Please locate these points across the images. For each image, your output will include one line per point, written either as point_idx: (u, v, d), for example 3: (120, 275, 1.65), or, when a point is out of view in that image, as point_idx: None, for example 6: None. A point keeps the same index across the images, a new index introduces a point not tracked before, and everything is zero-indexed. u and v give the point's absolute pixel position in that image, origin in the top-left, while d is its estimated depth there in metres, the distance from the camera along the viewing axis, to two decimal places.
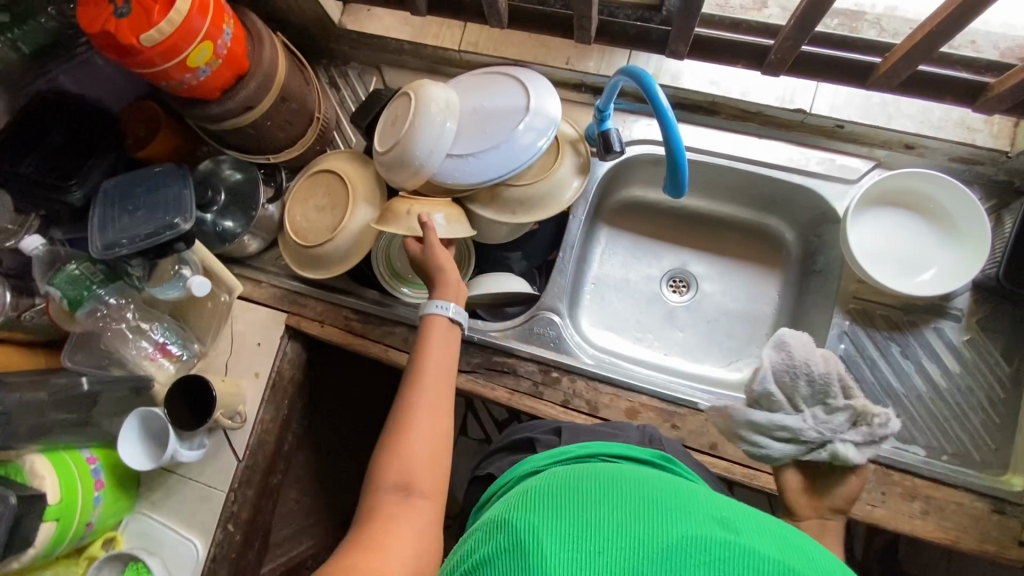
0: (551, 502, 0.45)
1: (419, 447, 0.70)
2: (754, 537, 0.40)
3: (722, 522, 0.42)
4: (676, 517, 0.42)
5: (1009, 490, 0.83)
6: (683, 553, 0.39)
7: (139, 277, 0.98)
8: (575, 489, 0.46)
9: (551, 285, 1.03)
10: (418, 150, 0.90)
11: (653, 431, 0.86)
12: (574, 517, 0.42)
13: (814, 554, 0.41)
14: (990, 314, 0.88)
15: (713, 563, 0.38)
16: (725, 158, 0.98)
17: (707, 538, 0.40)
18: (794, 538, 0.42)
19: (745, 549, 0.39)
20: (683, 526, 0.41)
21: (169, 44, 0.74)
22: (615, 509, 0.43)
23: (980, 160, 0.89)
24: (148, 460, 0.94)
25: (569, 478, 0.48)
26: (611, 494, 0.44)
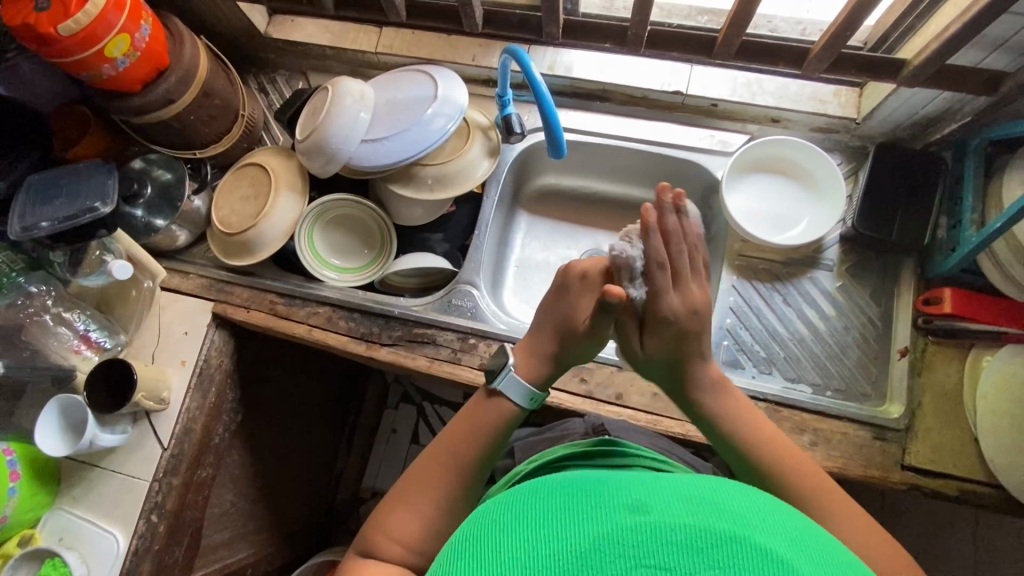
0: (468, 553, 0.40)
1: (450, 498, 0.63)
2: (665, 509, 0.39)
3: (632, 503, 0.40)
4: (586, 518, 0.40)
5: (887, 417, 0.90)
6: (600, 554, 0.37)
7: (62, 266, 1.01)
8: (489, 526, 0.42)
9: (468, 261, 1.09)
10: (333, 136, 0.96)
11: (595, 418, 0.93)
12: (492, 559, 0.39)
13: (723, 505, 0.40)
14: (856, 262, 0.99)
15: (629, 553, 0.37)
16: (619, 139, 1.08)
17: (623, 530, 0.38)
18: (705, 495, 0.41)
19: (658, 529, 0.37)
20: (597, 525, 0.39)
21: (85, 33, 0.81)
22: (530, 533, 0.40)
23: (837, 129, 1.02)
24: (64, 446, 0.94)
25: (484, 515, 0.45)
26: (527, 518, 0.41)
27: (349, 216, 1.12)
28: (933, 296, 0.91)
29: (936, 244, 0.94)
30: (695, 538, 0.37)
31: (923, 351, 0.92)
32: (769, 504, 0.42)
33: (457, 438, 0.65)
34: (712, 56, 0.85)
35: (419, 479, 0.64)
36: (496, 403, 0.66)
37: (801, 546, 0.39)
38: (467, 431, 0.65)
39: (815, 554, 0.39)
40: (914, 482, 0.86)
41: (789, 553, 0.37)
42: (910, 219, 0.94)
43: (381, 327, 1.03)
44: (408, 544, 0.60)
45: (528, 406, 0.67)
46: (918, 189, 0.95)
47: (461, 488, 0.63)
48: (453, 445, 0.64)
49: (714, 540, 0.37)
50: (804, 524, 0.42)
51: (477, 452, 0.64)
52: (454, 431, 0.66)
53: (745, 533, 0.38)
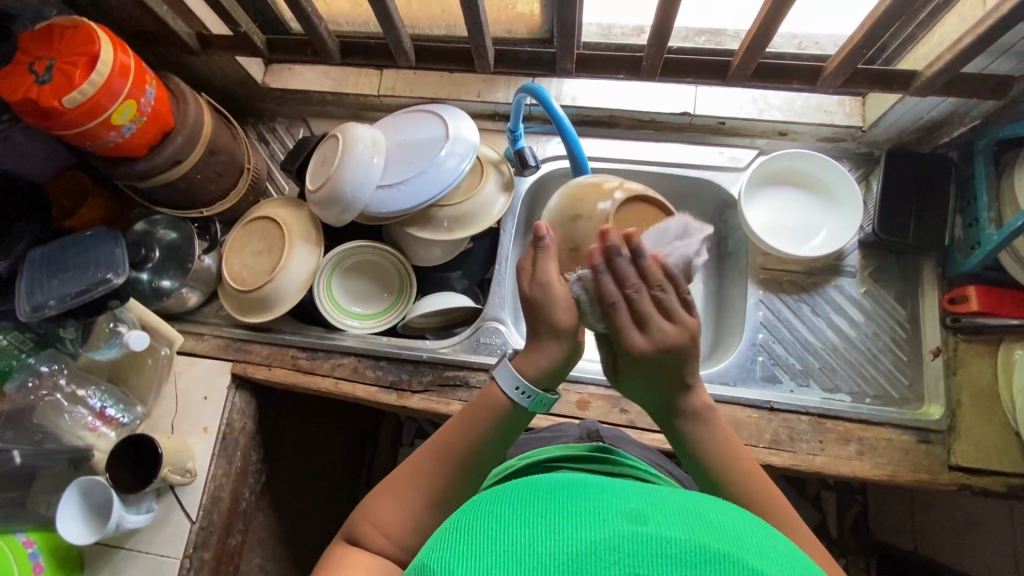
0: (452, 541, 0.37)
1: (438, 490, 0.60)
2: (666, 521, 0.36)
3: (631, 511, 0.37)
4: (581, 518, 0.36)
5: (929, 419, 0.90)
6: (591, 561, 0.34)
7: (72, 341, 0.98)
8: (477, 517, 0.39)
9: (492, 296, 1.08)
10: (348, 185, 0.95)
11: (593, 423, 0.89)
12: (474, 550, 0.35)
13: (726, 526, 0.37)
14: (877, 266, 1.00)
15: (623, 562, 0.33)
16: (631, 163, 1.08)
17: (616, 535, 0.35)
18: (710, 514, 0.38)
19: (656, 540, 0.34)
20: (593, 527, 0.35)
21: (91, 104, 0.79)
22: (519, 526, 0.37)
23: (843, 137, 1.04)
24: (88, 533, 0.88)
25: (471, 505, 0.41)
26: (515, 513, 0.38)
27: (365, 261, 1.10)
28: (958, 295, 0.92)
29: (955, 243, 0.95)
30: (693, 556, 0.33)
31: (955, 350, 0.93)
32: (778, 537, 0.39)
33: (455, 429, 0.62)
34: (727, 79, 0.85)
35: (413, 469, 0.62)
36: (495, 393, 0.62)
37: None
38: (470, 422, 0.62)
39: None
40: (963, 482, 0.87)
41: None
42: (927, 221, 0.96)
43: (410, 373, 1.01)
44: (391, 535, 0.58)
45: (528, 406, 0.62)
46: (931, 191, 0.96)
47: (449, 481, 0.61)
48: (455, 435, 0.62)
49: (717, 559, 0.33)
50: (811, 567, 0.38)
51: (478, 448, 0.62)
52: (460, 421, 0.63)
53: (752, 561, 0.34)
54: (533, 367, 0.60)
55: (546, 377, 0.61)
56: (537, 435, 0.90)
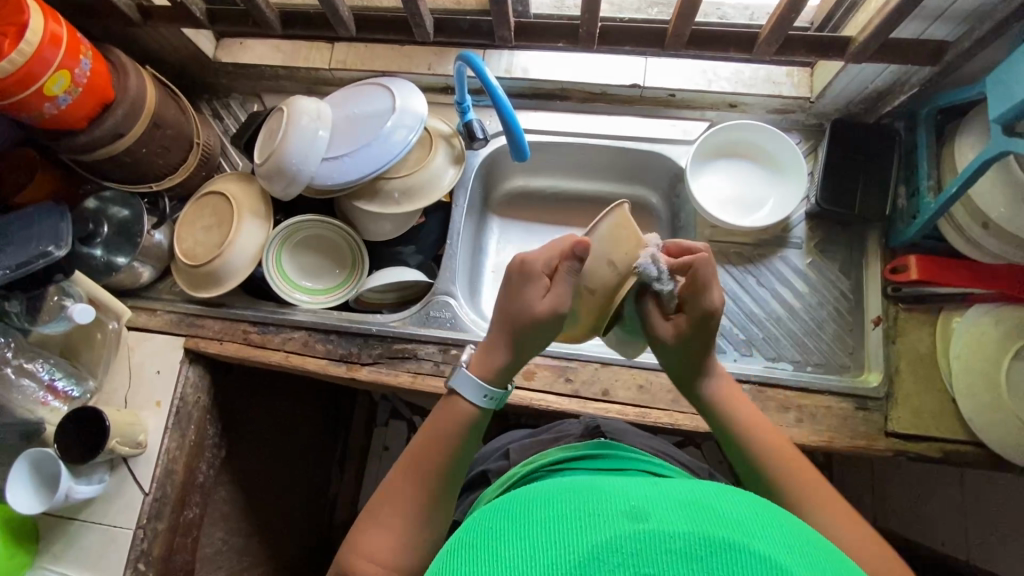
0: (465, 556, 0.40)
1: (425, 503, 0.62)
2: (665, 517, 0.39)
3: (631, 509, 0.40)
4: (587, 525, 0.40)
5: (867, 387, 0.91)
6: (596, 563, 0.37)
7: (18, 315, 0.97)
8: (487, 532, 0.42)
9: (443, 270, 1.08)
10: (292, 157, 0.95)
11: (593, 420, 0.89)
12: (487, 563, 0.39)
13: (719, 510, 0.41)
14: (823, 238, 1.01)
15: (627, 561, 0.37)
16: (581, 137, 1.09)
17: (620, 537, 0.38)
18: (701, 501, 0.42)
19: (658, 537, 0.38)
20: (597, 532, 0.39)
21: (22, 74, 0.78)
22: (525, 537, 0.40)
23: (792, 109, 1.04)
24: (37, 503, 0.89)
25: (482, 521, 0.45)
26: (521, 526, 0.41)
27: (316, 236, 1.10)
28: (900, 264, 0.93)
29: (898, 213, 0.96)
30: (691, 546, 0.37)
31: (895, 320, 0.93)
32: (762, 506, 0.43)
33: (427, 445, 0.64)
34: (664, 47, 0.85)
35: (392, 492, 0.63)
36: (461, 403, 0.65)
37: (805, 555, 0.39)
38: (433, 438, 0.64)
39: (812, 559, 0.39)
40: (899, 448, 0.88)
41: (789, 562, 0.37)
42: (871, 191, 0.96)
43: (359, 346, 1.01)
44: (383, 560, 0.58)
45: (493, 408, 0.66)
46: (877, 161, 0.97)
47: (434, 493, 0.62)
48: (422, 453, 0.64)
49: (714, 548, 0.37)
50: (805, 531, 0.42)
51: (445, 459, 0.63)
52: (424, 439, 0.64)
53: (747, 541, 0.38)
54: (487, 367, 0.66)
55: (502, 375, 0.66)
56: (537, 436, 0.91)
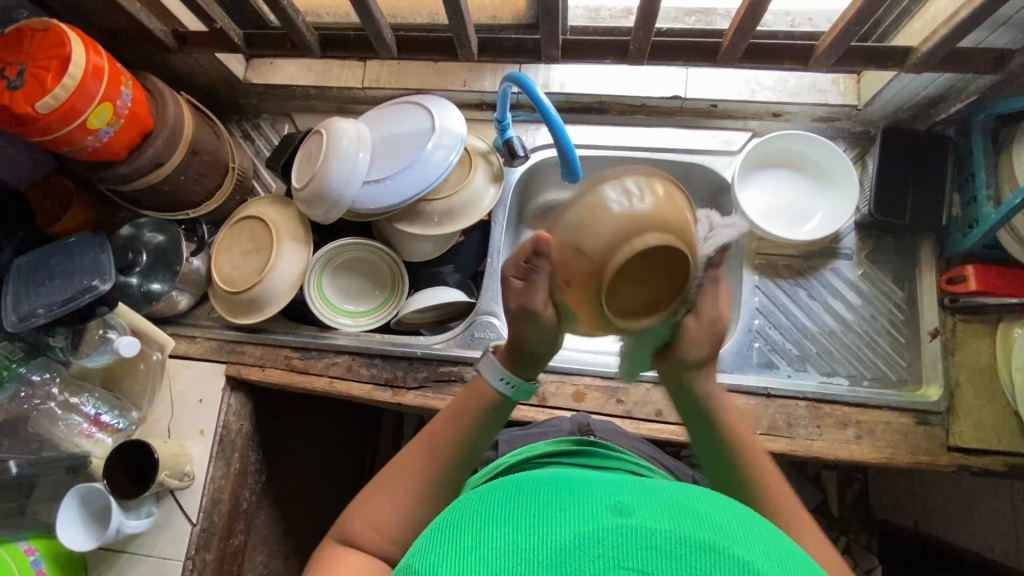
0: (446, 537, 0.40)
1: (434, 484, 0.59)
2: (649, 513, 0.38)
3: (615, 504, 0.39)
4: (569, 513, 0.39)
5: (927, 402, 0.89)
6: (579, 553, 0.36)
7: (62, 349, 0.96)
8: (470, 517, 0.41)
9: (485, 290, 1.06)
10: (334, 182, 0.93)
11: (584, 418, 0.88)
12: (466, 547, 0.38)
13: (703, 512, 0.40)
14: (874, 248, 0.99)
15: (609, 554, 0.36)
16: (622, 150, 1.07)
17: (603, 528, 0.37)
18: (684, 500, 0.41)
19: (640, 530, 0.37)
20: (579, 523, 0.38)
21: (64, 109, 0.77)
22: (506, 523, 0.39)
23: (838, 117, 1.02)
24: (90, 539, 0.88)
25: (468, 505, 0.44)
26: (505, 511, 0.40)
27: (355, 258, 1.08)
28: (957, 275, 0.91)
29: (953, 222, 0.94)
30: (673, 545, 0.36)
31: (953, 331, 0.92)
32: (747, 517, 0.41)
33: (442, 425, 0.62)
34: (717, 62, 0.83)
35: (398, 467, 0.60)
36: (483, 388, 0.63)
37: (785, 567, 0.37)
38: (456, 415, 0.62)
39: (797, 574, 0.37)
40: (962, 463, 0.87)
41: (769, 569, 0.36)
42: (924, 200, 0.94)
43: (405, 369, 1.00)
44: (385, 530, 0.56)
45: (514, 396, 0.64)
46: (929, 169, 0.95)
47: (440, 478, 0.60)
48: (443, 432, 0.61)
49: (693, 548, 0.36)
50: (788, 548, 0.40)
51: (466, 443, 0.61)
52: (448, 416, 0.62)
53: (730, 546, 0.37)
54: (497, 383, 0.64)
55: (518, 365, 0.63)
56: (527, 430, 0.90)
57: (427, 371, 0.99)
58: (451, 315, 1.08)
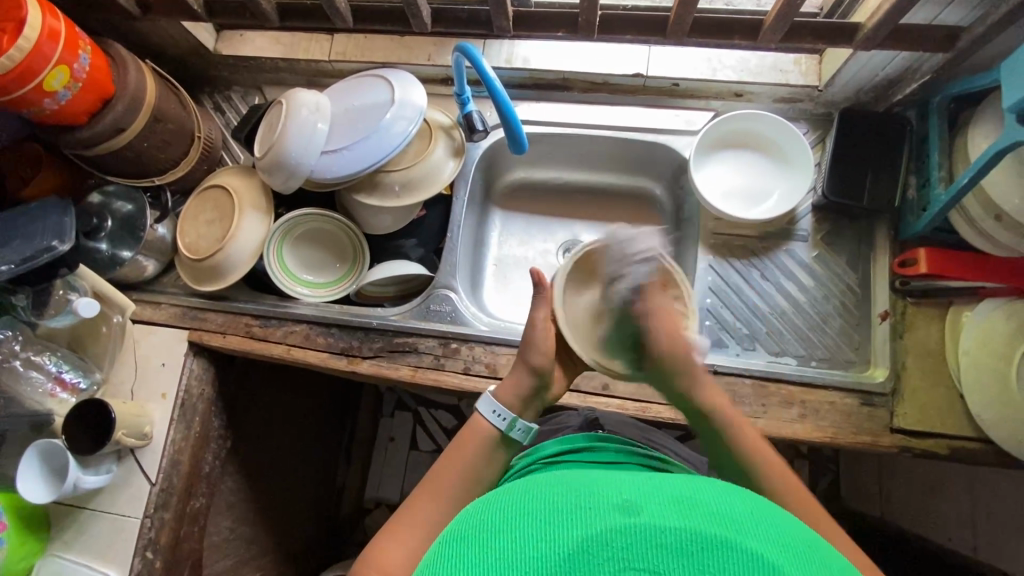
0: (458, 551, 0.42)
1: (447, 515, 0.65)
2: (656, 511, 0.40)
3: (623, 503, 0.41)
4: (577, 518, 0.40)
5: (872, 382, 0.90)
6: (587, 557, 0.38)
7: (25, 308, 0.99)
8: (479, 527, 0.43)
9: (444, 264, 1.07)
10: (292, 151, 0.94)
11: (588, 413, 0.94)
12: (479, 557, 0.40)
13: (711, 506, 0.41)
14: (831, 230, 0.99)
15: (617, 555, 0.38)
16: (584, 128, 1.07)
17: (611, 531, 0.39)
18: (692, 495, 0.42)
19: (649, 531, 0.38)
20: (587, 526, 0.39)
21: (21, 69, 0.79)
22: (517, 531, 0.41)
23: (800, 98, 1.01)
24: (47, 492, 0.91)
25: (478, 514, 0.46)
26: (517, 518, 0.42)
27: (317, 229, 1.10)
28: (908, 258, 0.91)
29: (907, 205, 0.93)
30: (682, 544, 0.37)
31: (903, 313, 0.92)
32: (759, 506, 0.43)
33: (445, 469, 0.67)
34: (666, 36, 0.82)
35: (408, 514, 0.64)
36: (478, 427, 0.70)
37: (794, 553, 0.39)
38: (457, 463, 0.67)
39: (811, 563, 0.39)
40: (904, 444, 0.87)
41: (781, 561, 0.37)
42: (881, 182, 0.94)
43: (360, 340, 1.02)
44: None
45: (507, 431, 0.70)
46: (886, 151, 0.94)
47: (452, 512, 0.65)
48: (446, 478, 0.67)
49: (704, 545, 0.37)
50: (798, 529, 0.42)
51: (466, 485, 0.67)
52: (450, 462, 0.68)
53: (743, 541, 0.38)
54: (511, 393, 0.72)
55: (519, 403, 0.72)
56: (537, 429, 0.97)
57: (383, 342, 1.01)
58: (411, 287, 1.09)
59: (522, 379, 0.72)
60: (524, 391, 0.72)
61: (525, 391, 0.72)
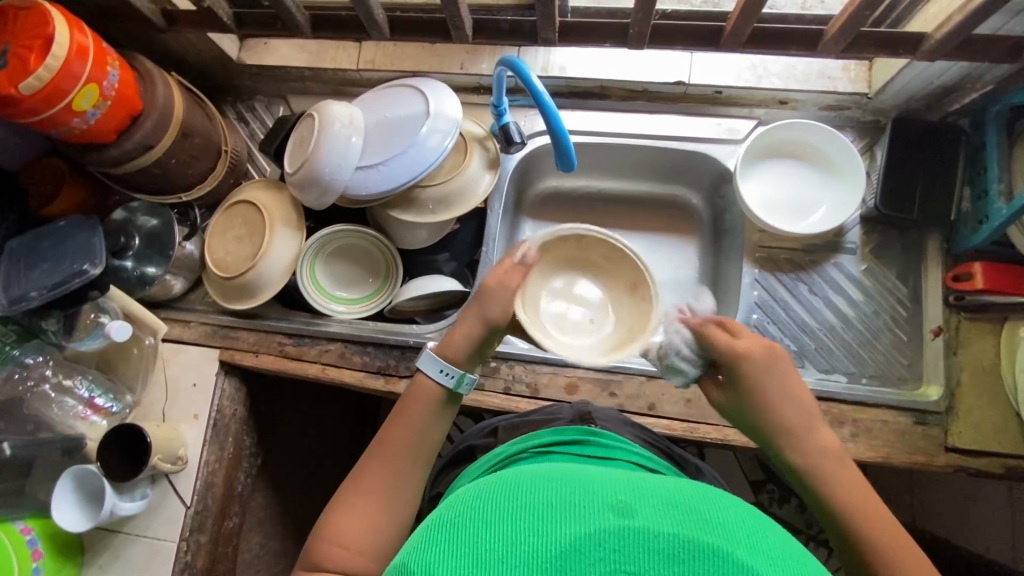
0: (437, 540, 0.39)
1: (405, 484, 0.64)
2: (652, 515, 0.38)
3: (618, 505, 0.39)
4: (569, 514, 0.39)
5: (927, 401, 0.87)
6: (577, 556, 0.36)
7: (55, 332, 0.97)
8: (465, 513, 0.41)
9: (479, 279, 1.05)
10: (326, 167, 0.91)
11: (584, 406, 0.87)
12: (462, 547, 0.38)
13: (706, 513, 0.39)
14: (879, 242, 0.96)
15: (607, 557, 0.36)
16: (622, 137, 1.04)
17: (603, 531, 0.37)
18: (688, 502, 0.40)
19: (642, 534, 0.37)
20: (576, 523, 0.38)
21: (49, 89, 0.75)
22: (506, 523, 0.39)
23: (847, 105, 0.98)
24: (83, 520, 0.89)
25: (464, 501, 0.43)
26: (500, 507, 0.41)
27: (349, 244, 1.07)
28: (963, 272, 0.89)
29: (962, 218, 0.91)
30: (674, 548, 0.36)
31: (957, 329, 0.90)
32: (747, 513, 0.42)
33: (397, 425, 0.67)
34: (720, 47, 0.79)
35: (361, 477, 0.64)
36: (425, 384, 0.68)
37: (788, 566, 0.37)
38: (407, 421, 0.66)
39: None
40: (959, 464, 0.85)
41: None
42: (934, 193, 0.91)
43: (397, 358, 0.99)
44: (352, 545, 0.59)
45: (455, 387, 0.68)
46: (940, 161, 0.91)
47: (409, 474, 0.65)
48: (395, 432, 0.66)
49: (696, 553, 0.36)
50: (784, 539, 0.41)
51: (419, 448, 0.66)
52: (401, 414, 0.67)
53: (736, 551, 0.36)
54: (453, 346, 0.68)
55: (468, 360, 0.68)
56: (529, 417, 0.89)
57: (418, 361, 0.99)
58: (444, 302, 1.07)
59: (457, 328, 0.68)
60: (463, 351, 0.68)
61: (472, 346, 0.68)
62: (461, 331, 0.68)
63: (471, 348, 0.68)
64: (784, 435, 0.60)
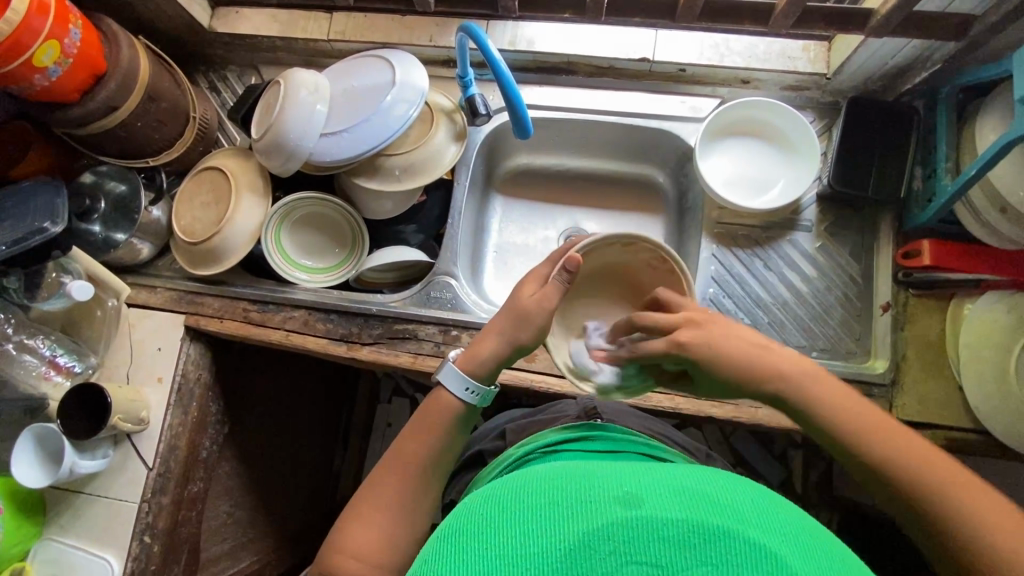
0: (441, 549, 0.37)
1: (416, 491, 0.65)
2: (658, 501, 0.37)
3: (623, 493, 0.37)
4: (575, 505, 0.37)
5: (872, 373, 0.90)
6: (587, 551, 0.34)
7: (16, 291, 0.96)
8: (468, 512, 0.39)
9: (444, 251, 1.06)
10: (290, 133, 0.92)
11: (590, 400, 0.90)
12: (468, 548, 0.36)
13: (714, 495, 0.38)
14: (835, 220, 0.98)
15: (619, 550, 0.34)
16: (588, 113, 1.05)
17: (610, 521, 0.35)
18: (694, 487, 0.39)
19: (653, 522, 0.35)
20: (583, 515, 0.36)
21: (9, 44, 0.76)
22: (512, 518, 0.37)
23: (808, 86, 1.00)
24: (43, 477, 0.90)
25: (467, 501, 0.42)
26: (504, 502, 0.39)
27: (314, 213, 1.08)
28: (912, 250, 0.91)
29: (912, 196, 0.93)
30: (685, 535, 0.34)
31: (905, 305, 0.92)
32: (759, 493, 0.40)
33: (410, 439, 0.66)
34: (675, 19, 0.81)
35: (375, 489, 0.65)
36: (441, 397, 0.67)
37: (802, 544, 0.36)
38: (421, 434, 0.66)
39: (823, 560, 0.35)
40: None
41: (789, 553, 0.34)
42: (888, 171, 0.93)
43: (360, 326, 1.01)
44: (365, 556, 0.60)
45: (476, 402, 0.67)
46: (894, 141, 0.93)
47: (421, 484, 0.65)
48: (407, 446, 0.66)
49: (705, 535, 0.34)
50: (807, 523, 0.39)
51: (432, 460, 0.66)
52: (415, 429, 0.67)
53: (752, 534, 0.35)
54: (477, 360, 0.66)
55: (488, 372, 0.67)
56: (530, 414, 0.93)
57: (382, 329, 1.00)
58: (409, 274, 1.08)
59: (485, 342, 0.66)
60: (489, 368, 0.66)
61: (495, 362, 0.66)
62: (488, 347, 0.66)
63: (496, 362, 0.66)
64: (735, 373, 0.58)
